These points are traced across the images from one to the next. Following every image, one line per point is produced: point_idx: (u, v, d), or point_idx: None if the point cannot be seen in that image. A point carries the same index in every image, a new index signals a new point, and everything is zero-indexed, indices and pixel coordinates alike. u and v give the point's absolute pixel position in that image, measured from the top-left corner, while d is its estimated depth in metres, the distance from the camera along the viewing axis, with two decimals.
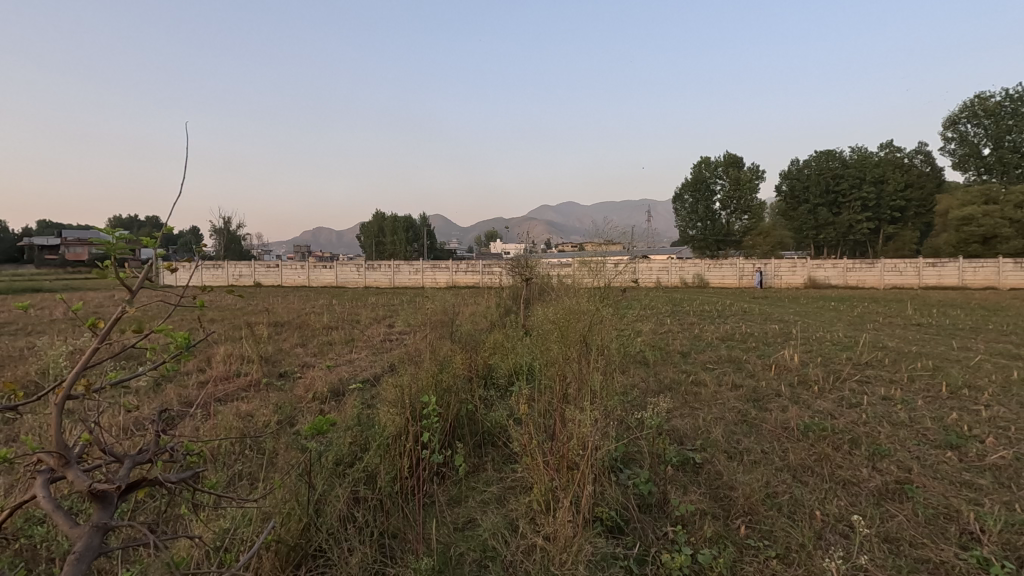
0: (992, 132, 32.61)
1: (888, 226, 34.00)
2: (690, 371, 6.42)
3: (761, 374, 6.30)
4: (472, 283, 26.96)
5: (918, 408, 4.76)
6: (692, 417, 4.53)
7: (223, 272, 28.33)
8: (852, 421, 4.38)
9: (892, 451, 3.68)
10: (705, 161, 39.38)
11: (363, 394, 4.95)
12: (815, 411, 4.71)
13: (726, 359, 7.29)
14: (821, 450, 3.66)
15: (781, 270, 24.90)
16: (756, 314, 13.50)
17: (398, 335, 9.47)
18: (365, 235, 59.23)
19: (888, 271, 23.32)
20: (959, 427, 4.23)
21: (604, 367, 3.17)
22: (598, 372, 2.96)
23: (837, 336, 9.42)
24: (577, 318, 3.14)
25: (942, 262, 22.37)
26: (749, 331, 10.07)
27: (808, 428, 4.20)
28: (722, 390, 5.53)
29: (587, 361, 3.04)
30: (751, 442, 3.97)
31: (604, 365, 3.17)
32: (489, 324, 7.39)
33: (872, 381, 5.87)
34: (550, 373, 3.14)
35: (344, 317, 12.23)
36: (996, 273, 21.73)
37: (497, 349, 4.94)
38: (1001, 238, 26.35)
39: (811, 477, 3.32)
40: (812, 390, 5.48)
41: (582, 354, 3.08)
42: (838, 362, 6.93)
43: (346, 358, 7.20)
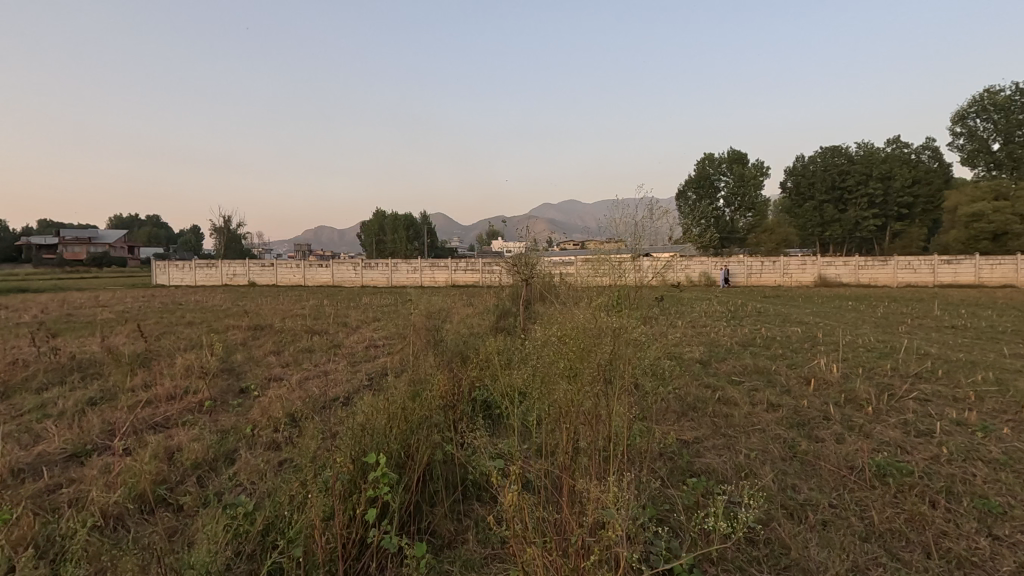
0: (1002, 126, 31.59)
1: (895, 223, 33.05)
2: (715, 386, 5.48)
3: (800, 390, 5.36)
4: (471, 282, 26.13)
5: (1006, 439, 3.86)
6: (731, 452, 3.65)
7: (217, 272, 27.56)
8: (932, 458, 3.50)
9: (1005, 507, 2.82)
10: (709, 157, 38.61)
11: (326, 419, 4.07)
12: (882, 442, 3.82)
13: (753, 369, 6.35)
14: (912, 508, 2.80)
15: (791, 268, 23.93)
16: (773, 315, 12.56)
17: (384, 339, 8.59)
18: (366, 235, 58.49)
19: (901, 269, 22.38)
20: None
21: (625, 409, 2.27)
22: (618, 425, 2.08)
23: (868, 341, 8.47)
24: (595, 342, 2.21)
25: (957, 259, 21.44)
26: (771, 335, 9.13)
27: (882, 469, 3.30)
28: (759, 412, 4.61)
29: (609, 399, 2.19)
30: (813, 490, 3.10)
31: (626, 406, 2.26)
32: (483, 331, 6.49)
33: (933, 400, 4.95)
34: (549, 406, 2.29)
35: (329, 320, 11.32)
36: (1014, 271, 20.85)
37: (490, 363, 4.04)
38: (1012, 235, 25.41)
39: (908, 552, 2.49)
40: (866, 411, 4.57)
41: (599, 396, 2.19)
42: (883, 374, 6.00)
43: (321, 370, 6.32)
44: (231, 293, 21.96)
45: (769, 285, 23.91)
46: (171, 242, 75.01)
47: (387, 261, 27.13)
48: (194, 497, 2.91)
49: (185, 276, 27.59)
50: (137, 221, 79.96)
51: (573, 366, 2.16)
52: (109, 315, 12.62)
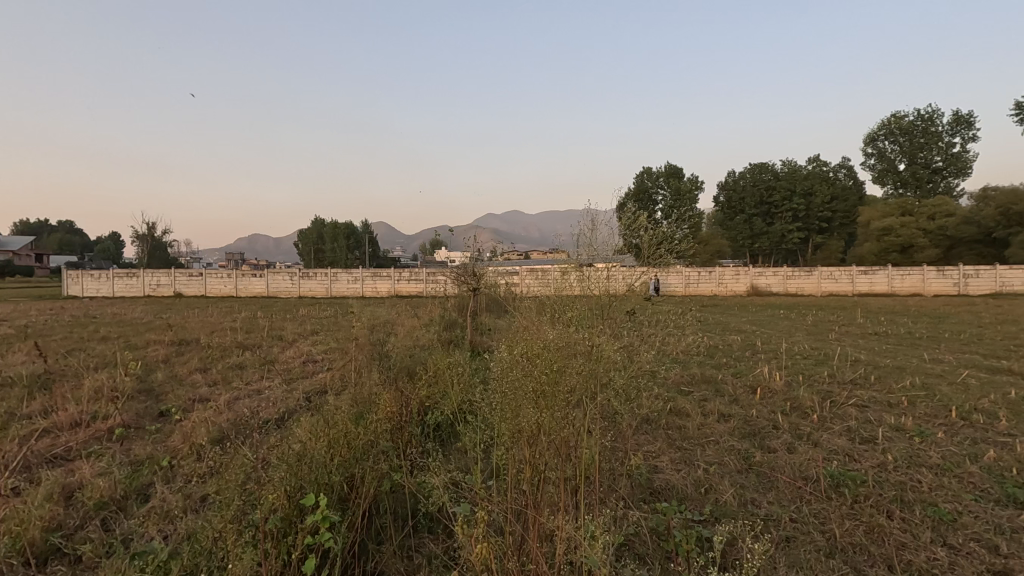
0: (907, 148, 34.42)
1: (817, 236, 35.24)
2: (666, 397, 5.45)
3: (747, 399, 5.43)
4: (414, 292, 25.62)
5: (943, 443, 4.00)
6: (689, 467, 3.57)
7: (138, 282, 25.65)
8: (879, 465, 3.56)
9: (954, 514, 2.88)
10: (647, 170, 39.89)
11: (257, 445, 3.68)
12: (831, 450, 3.87)
13: (700, 379, 6.40)
14: (869, 520, 2.80)
15: (725, 278, 24.92)
16: (712, 324, 12.92)
17: (323, 352, 8.12)
18: (304, 244, 56.47)
19: (824, 279, 23.80)
20: (1006, 472, 3.45)
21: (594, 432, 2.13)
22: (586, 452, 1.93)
23: (802, 348, 8.80)
24: (567, 362, 2.04)
25: (873, 270, 23.06)
26: (713, 343, 9.33)
27: (836, 480, 3.31)
28: (710, 422, 4.60)
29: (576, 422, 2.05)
30: (772, 504, 3.06)
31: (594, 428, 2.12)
32: (431, 344, 6.22)
33: (871, 407, 5.11)
34: (503, 428, 2.11)
35: (263, 333, 10.64)
36: (921, 281, 22.63)
37: (440, 379, 3.79)
38: (918, 248, 27.66)
39: (870, 567, 2.48)
40: (811, 419, 4.66)
41: (565, 419, 2.03)
42: (822, 381, 6.19)
43: (253, 388, 5.83)
44: (154, 305, 20.45)
45: (705, 294, 24.78)
46: (87, 250, 69.61)
47: (326, 270, 26.15)
48: (96, 545, 2.51)
49: (101, 287, 25.49)
50: (46, 227, 73.70)
51: (537, 386, 1.98)
52: (7, 331, 11.35)
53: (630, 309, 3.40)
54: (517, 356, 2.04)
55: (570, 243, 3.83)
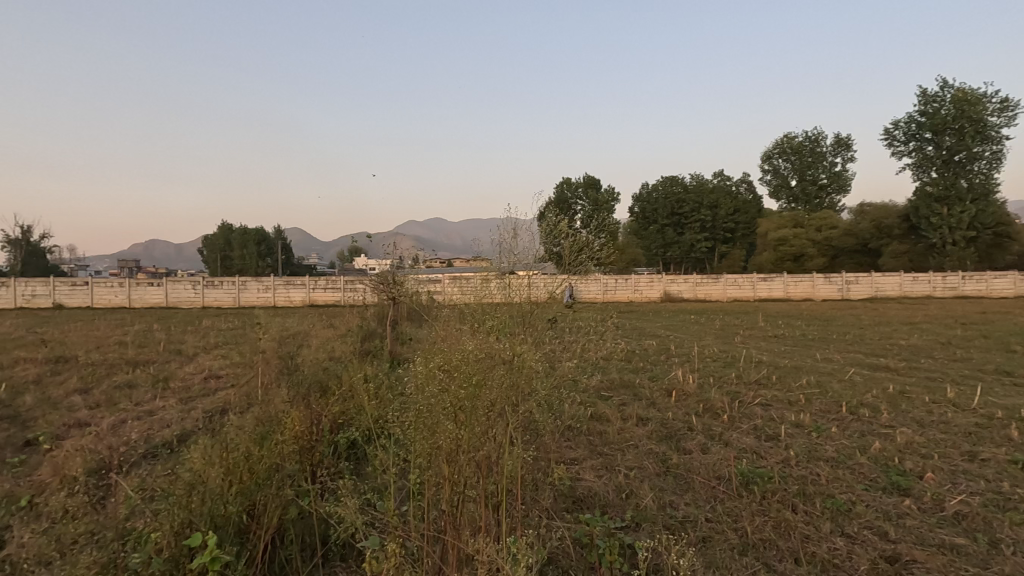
0: (798, 166, 37.73)
1: (722, 246, 37.73)
2: (588, 403, 5.51)
3: (663, 402, 5.61)
4: (331, 301, 24.57)
5: (836, 437, 4.32)
6: (610, 473, 3.60)
7: (7, 292, 22.70)
8: (783, 461, 3.77)
9: (849, 504, 3.09)
10: (566, 181, 40.94)
11: (144, 474, 3.29)
12: (741, 449, 4.05)
13: (619, 384, 6.54)
14: (777, 515, 2.93)
15: (641, 285, 25.97)
16: (629, 330, 13.39)
17: (228, 367, 7.53)
18: (210, 250, 52.72)
19: (729, 286, 25.46)
20: (890, 461, 3.77)
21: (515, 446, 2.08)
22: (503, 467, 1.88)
23: (711, 351, 9.30)
24: (489, 376, 1.98)
25: (771, 278, 24.98)
26: (631, 348, 9.64)
27: (746, 478, 3.46)
28: (630, 427, 4.69)
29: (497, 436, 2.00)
30: (689, 505, 3.14)
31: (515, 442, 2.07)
32: (348, 356, 5.92)
33: (774, 405, 5.45)
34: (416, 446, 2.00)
35: (158, 347, 9.69)
36: (811, 287, 24.82)
37: (356, 394, 3.59)
38: (808, 257, 30.32)
39: (779, 561, 2.58)
40: (722, 420, 4.88)
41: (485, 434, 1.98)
42: (730, 382, 6.54)
43: (144, 409, 5.26)
44: (27, 318, 18.15)
45: (623, 300, 25.67)
46: None
47: (233, 278, 24.49)
48: None
49: None
50: None
51: (452, 401, 1.88)
52: None
53: (552, 317, 3.38)
54: (431, 369, 1.93)
55: (490, 250, 3.62)
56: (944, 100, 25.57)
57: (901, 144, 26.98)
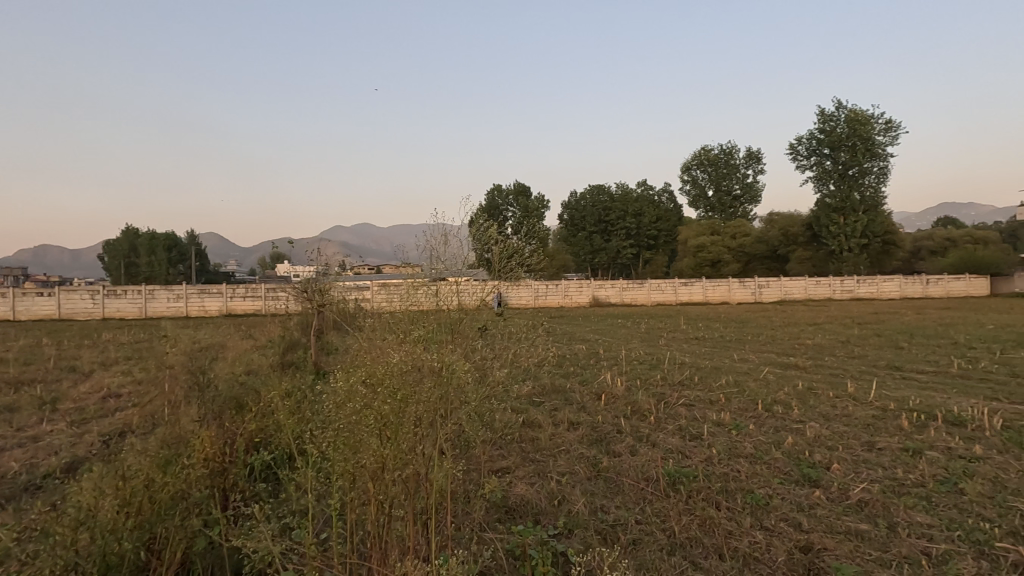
0: (713, 177, 40.05)
1: (646, 252, 39.31)
2: (519, 410, 5.50)
3: (593, 406, 5.70)
4: (250, 310, 23.23)
5: (753, 434, 4.56)
6: (542, 479, 3.59)
7: None
8: (706, 460, 3.91)
9: (767, 498, 3.24)
10: (497, 188, 41.17)
11: (25, 510, 2.92)
12: (667, 450, 4.18)
13: (551, 390, 6.59)
14: (702, 514, 3.03)
15: (570, 290, 26.41)
16: (559, 335, 13.58)
17: (131, 383, 6.89)
18: (112, 257, 48.48)
19: (653, 290, 26.51)
20: (802, 455, 4.01)
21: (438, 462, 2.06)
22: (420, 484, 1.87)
23: (638, 354, 9.62)
24: (414, 390, 1.93)
25: (691, 283, 26.27)
26: (562, 353, 9.77)
27: (673, 478, 3.56)
28: (561, 432, 4.72)
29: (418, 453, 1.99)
30: (619, 508, 3.18)
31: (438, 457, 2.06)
32: (267, 369, 5.58)
33: (696, 405, 5.68)
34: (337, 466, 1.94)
35: (46, 364, 8.72)
36: (727, 291, 26.37)
37: (274, 408, 3.37)
38: (724, 263, 32.20)
39: (706, 558, 2.65)
40: (649, 421, 5.02)
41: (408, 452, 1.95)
42: (656, 384, 6.76)
43: (28, 435, 4.70)
44: None
45: (553, 306, 25.97)
46: None
47: (139, 287, 22.60)
48: None
49: None
50: None
51: (376, 417, 1.84)
52: None
53: (481, 325, 3.36)
54: (353, 384, 1.87)
55: (416, 255, 3.49)
56: (838, 120, 28.05)
57: (803, 159, 29.27)
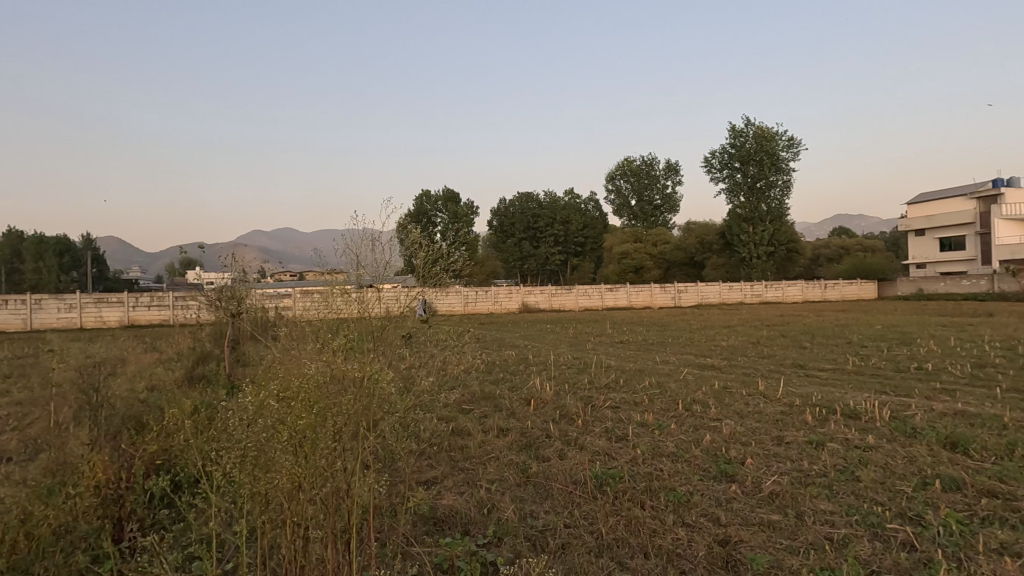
0: (636, 188, 41.78)
1: (573, 259, 40.25)
2: (448, 418, 5.42)
3: (522, 411, 5.72)
4: (156, 321, 21.46)
5: (674, 433, 4.75)
6: (471, 488, 3.54)
7: None
8: (631, 461, 4.02)
9: (688, 495, 3.38)
10: (426, 194, 40.68)
11: None
12: (594, 452, 4.26)
13: (480, 397, 6.54)
14: (628, 513, 3.10)
15: (499, 297, 26.36)
16: (489, 341, 13.57)
17: (7, 405, 6.12)
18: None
19: (581, 296, 27.15)
20: (719, 451, 4.22)
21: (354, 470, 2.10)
22: (329, 485, 1.95)
23: (566, 359, 9.79)
24: (332, 405, 1.93)
25: (616, 288, 27.17)
26: (492, 359, 9.76)
27: (600, 480, 3.63)
28: (491, 439, 4.67)
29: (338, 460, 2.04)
30: (548, 512, 3.19)
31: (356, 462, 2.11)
32: (173, 385, 5.14)
33: (621, 407, 5.85)
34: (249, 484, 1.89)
35: None
36: (650, 296, 27.50)
37: (179, 427, 3.11)
38: (647, 269, 33.58)
39: (632, 558, 2.71)
40: (577, 425, 5.09)
41: (325, 463, 1.98)
42: (583, 388, 6.90)
43: None
44: None
45: (483, 312, 25.71)
46: None
47: (21, 297, 20.27)
48: None
49: None
50: None
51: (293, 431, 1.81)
52: None
53: (406, 333, 3.28)
54: (265, 400, 1.87)
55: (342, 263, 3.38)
56: (747, 136, 30.12)
57: (717, 172, 31.16)
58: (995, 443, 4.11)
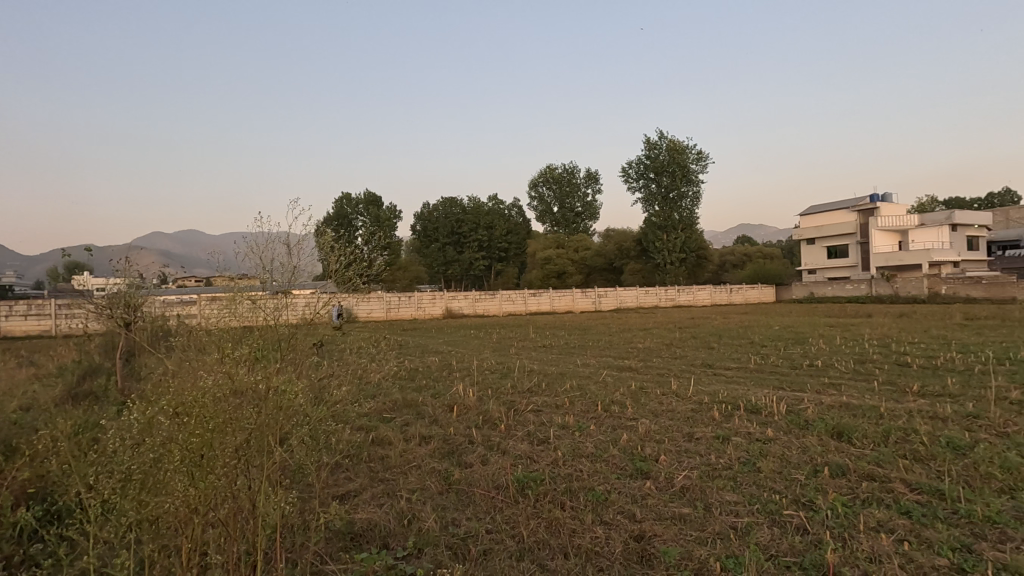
0: (558, 195, 42.75)
1: (497, 264, 40.46)
2: (368, 428, 5.24)
3: (445, 418, 5.65)
4: (32, 332, 19.13)
5: (594, 434, 4.88)
6: (391, 499, 3.44)
7: None
8: (553, 463, 4.08)
9: (606, 494, 3.47)
10: (346, 197, 39.34)
11: None
12: (516, 456, 4.29)
13: (402, 404, 6.38)
14: (549, 515, 3.14)
15: (423, 302, 25.92)
16: (411, 347, 13.31)
17: None
18: None
19: (505, 301, 27.33)
20: (635, 450, 4.38)
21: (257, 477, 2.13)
22: (226, 491, 1.92)
23: (489, 364, 9.80)
24: (226, 417, 1.92)
25: (539, 293, 27.61)
26: (414, 366, 9.58)
27: (522, 483, 3.65)
28: (412, 447, 4.58)
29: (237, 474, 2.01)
30: (470, 519, 3.17)
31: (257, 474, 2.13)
32: (52, 403, 4.60)
33: (543, 410, 5.93)
34: (139, 513, 1.84)
35: None
36: (572, 300, 28.19)
37: (56, 451, 2.78)
38: (569, 274, 34.41)
39: (552, 559, 2.74)
40: (500, 430, 5.10)
41: (223, 478, 1.94)
42: (506, 393, 6.93)
43: None
44: None
45: (406, 318, 25.18)
46: None
47: None
48: None
49: None
50: None
51: (184, 452, 1.81)
52: None
53: (318, 340, 3.19)
54: (154, 415, 1.84)
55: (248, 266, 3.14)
56: (660, 148, 31.70)
57: (634, 181, 32.54)
58: (873, 431, 4.58)
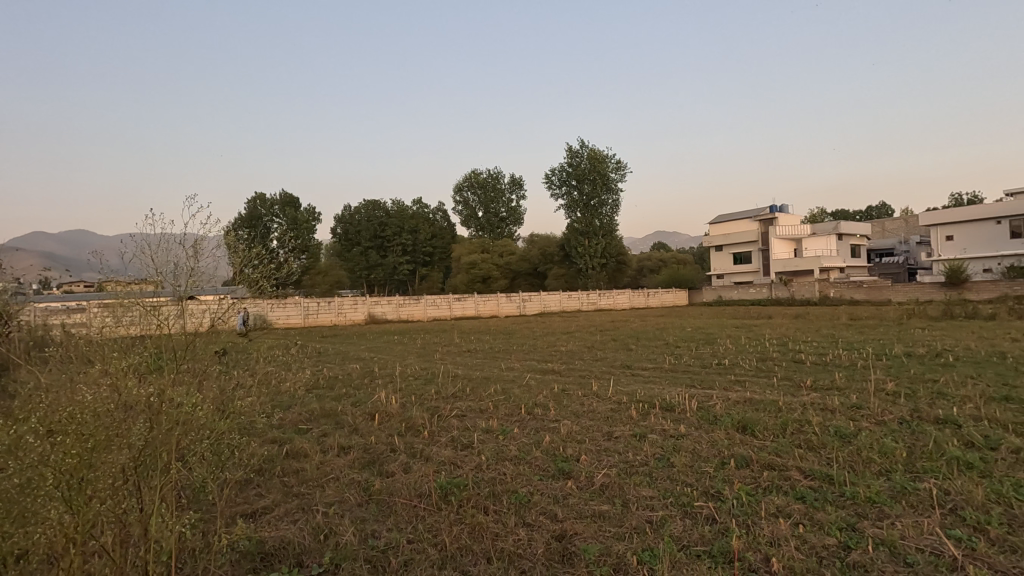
0: (483, 200, 42.92)
1: (422, 269, 39.91)
2: (282, 440, 4.98)
3: (366, 427, 5.47)
4: None
5: (517, 437, 4.91)
6: (306, 515, 3.28)
7: None
8: (476, 467, 4.06)
9: (528, 496, 3.51)
10: (260, 198, 37.31)
11: None
12: (439, 462, 4.23)
13: (320, 414, 6.12)
14: (472, 520, 3.12)
15: (343, 307, 24.99)
16: (331, 355, 12.81)
17: None
18: None
19: (430, 306, 26.99)
20: (557, 451, 4.46)
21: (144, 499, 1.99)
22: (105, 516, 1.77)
23: (413, 370, 9.63)
24: (107, 431, 1.80)
25: (464, 298, 27.50)
26: (333, 374, 9.22)
27: (445, 490, 3.60)
28: (330, 459, 4.39)
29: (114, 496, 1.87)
30: (390, 529, 3.08)
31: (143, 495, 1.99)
32: None
33: (467, 415, 5.90)
34: (1, 547, 1.66)
35: None
36: (496, 304, 28.33)
37: None
38: (494, 279, 34.58)
39: (474, 565, 2.73)
40: (423, 437, 5.01)
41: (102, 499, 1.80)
42: (430, 399, 6.83)
43: None
44: None
45: (325, 324, 24.13)
46: None
47: None
48: None
49: None
50: None
51: (58, 474, 1.66)
52: None
53: (220, 347, 3.01)
54: (21, 436, 1.67)
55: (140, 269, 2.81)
56: (581, 156, 32.67)
57: (556, 188, 33.31)
58: (773, 424, 4.95)
